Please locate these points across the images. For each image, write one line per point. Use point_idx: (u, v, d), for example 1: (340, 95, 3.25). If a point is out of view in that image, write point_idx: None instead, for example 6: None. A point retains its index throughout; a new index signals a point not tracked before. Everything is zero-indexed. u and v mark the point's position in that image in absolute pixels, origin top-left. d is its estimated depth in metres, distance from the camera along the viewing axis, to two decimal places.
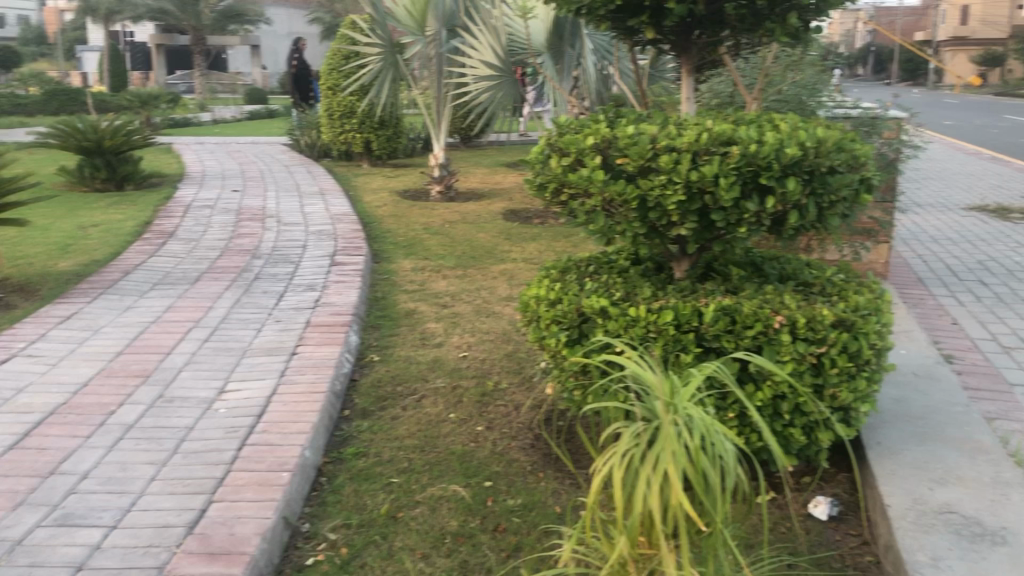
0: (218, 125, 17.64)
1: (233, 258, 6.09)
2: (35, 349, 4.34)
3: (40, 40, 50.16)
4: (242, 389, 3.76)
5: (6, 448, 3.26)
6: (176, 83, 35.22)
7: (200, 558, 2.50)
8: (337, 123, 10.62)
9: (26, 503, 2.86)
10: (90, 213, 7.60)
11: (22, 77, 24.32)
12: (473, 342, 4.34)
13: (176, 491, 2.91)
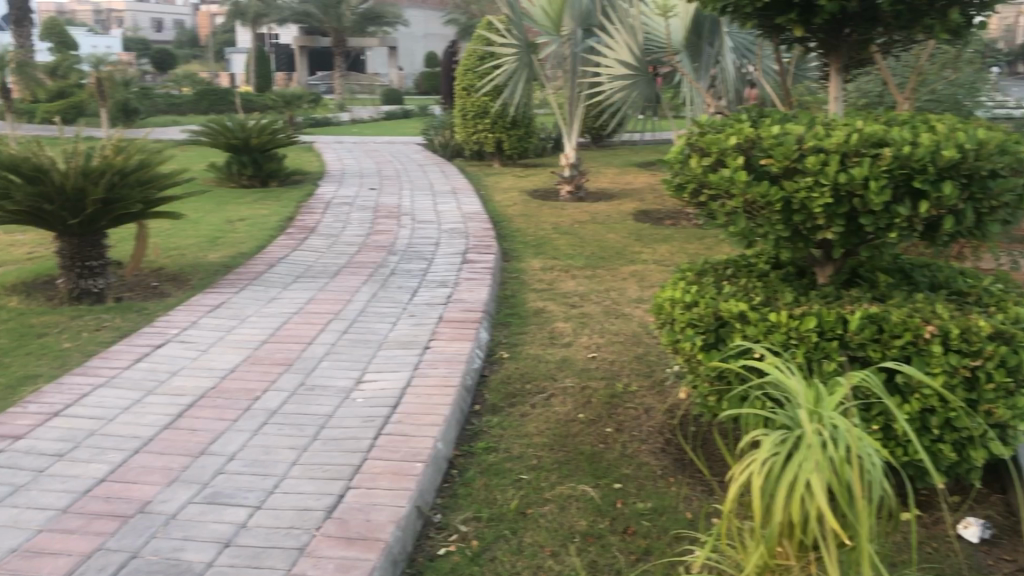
0: (356, 125, 18.26)
1: (370, 254, 6.28)
2: (188, 335, 4.60)
3: (194, 42, 53.19)
4: (378, 380, 3.87)
5: (162, 427, 3.47)
6: (317, 84, 36.57)
7: (338, 542, 2.60)
8: (471, 123, 10.80)
9: (179, 480, 3.03)
10: (236, 207, 7.98)
11: (176, 78, 25.77)
12: (603, 343, 4.33)
13: (316, 476, 3.03)
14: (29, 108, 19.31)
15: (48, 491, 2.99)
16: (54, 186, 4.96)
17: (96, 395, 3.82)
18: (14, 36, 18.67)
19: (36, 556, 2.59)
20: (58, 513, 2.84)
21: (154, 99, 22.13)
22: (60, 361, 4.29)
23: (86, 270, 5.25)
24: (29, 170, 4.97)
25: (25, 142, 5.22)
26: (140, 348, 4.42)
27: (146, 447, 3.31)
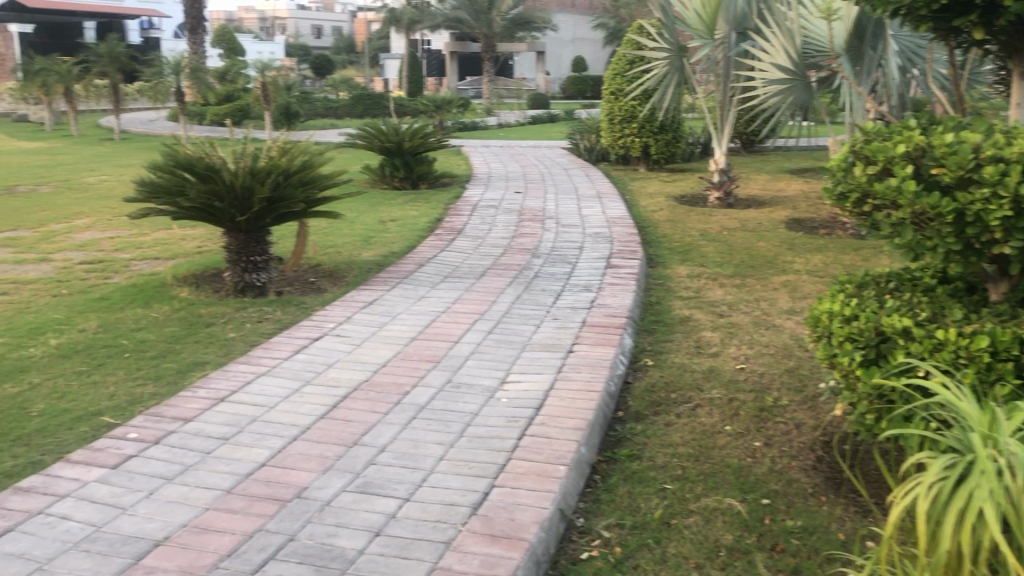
0: (504, 129, 18.54)
1: (516, 256, 6.36)
2: (342, 329, 4.80)
3: (350, 49, 55.44)
4: (523, 381, 3.92)
5: (318, 417, 3.64)
6: (466, 89, 37.35)
7: (483, 539, 2.65)
8: (617, 128, 10.76)
9: (333, 468, 3.17)
10: (388, 208, 8.26)
11: (334, 82, 26.90)
12: (751, 355, 4.23)
13: (462, 472, 3.10)
14: (200, 111, 20.58)
15: (214, 472, 3.18)
16: (224, 185, 5.29)
17: (258, 383, 4.04)
18: (189, 44, 19.96)
19: (203, 532, 2.76)
20: (223, 493, 3.02)
21: (314, 103, 23.13)
22: (226, 349, 4.55)
23: (251, 265, 5.56)
24: (202, 170, 5.33)
25: (200, 143, 5.61)
26: (299, 340, 4.64)
27: (303, 434, 3.47)
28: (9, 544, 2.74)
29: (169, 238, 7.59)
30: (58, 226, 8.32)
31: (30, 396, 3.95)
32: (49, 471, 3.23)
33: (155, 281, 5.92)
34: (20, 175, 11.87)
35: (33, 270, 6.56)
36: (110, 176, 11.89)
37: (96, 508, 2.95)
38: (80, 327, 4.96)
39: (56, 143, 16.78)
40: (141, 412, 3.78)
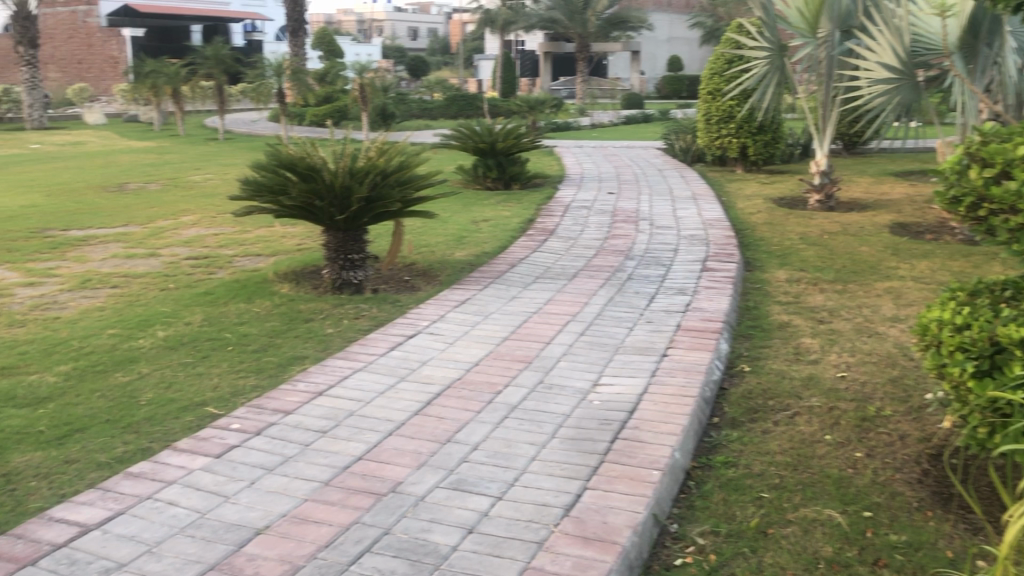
0: (597, 129, 18.46)
1: (609, 258, 6.33)
2: (436, 328, 4.86)
3: (445, 50, 56.13)
4: (616, 384, 3.90)
5: (413, 413, 3.69)
6: (559, 89, 37.36)
7: (576, 541, 2.64)
8: (714, 128, 10.59)
9: (428, 464, 3.21)
10: (482, 209, 8.32)
11: (429, 83, 27.23)
12: (853, 363, 4.11)
13: (555, 473, 3.10)
14: (299, 111, 21.10)
15: (313, 464, 3.26)
16: (325, 184, 5.42)
17: (355, 379, 4.12)
18: (290, 46, 20.50)
19: (302, 523, 2.83)
20: (321, 485, 3.09)
21: (409, 104, 23.47)
22: (324, 344, 4.67)
23: (348, 263, 5.68)
24: (304, 169, 5.48)
25: (302, 143, 5.77)
26: (394, 337, 4.71)
27: (398, 430, 3.53)
28: (120, 526, 2.87)
29: (270, 236, 7.82)
30: (166, 222, 8.66)
31: (140, 385, 4.13)
32: (158, 458, 3.37)
33: (257, 277, 6.10)
34: (130, 174, 12.38)
35: (142, 264, 6.84)
36: (214, 174, 12.30)
37: (201, 495, 3.06)
38: (186, 320, 5.15)
39: (164, 142, 17.45)
40: (243, 403, 3.90)
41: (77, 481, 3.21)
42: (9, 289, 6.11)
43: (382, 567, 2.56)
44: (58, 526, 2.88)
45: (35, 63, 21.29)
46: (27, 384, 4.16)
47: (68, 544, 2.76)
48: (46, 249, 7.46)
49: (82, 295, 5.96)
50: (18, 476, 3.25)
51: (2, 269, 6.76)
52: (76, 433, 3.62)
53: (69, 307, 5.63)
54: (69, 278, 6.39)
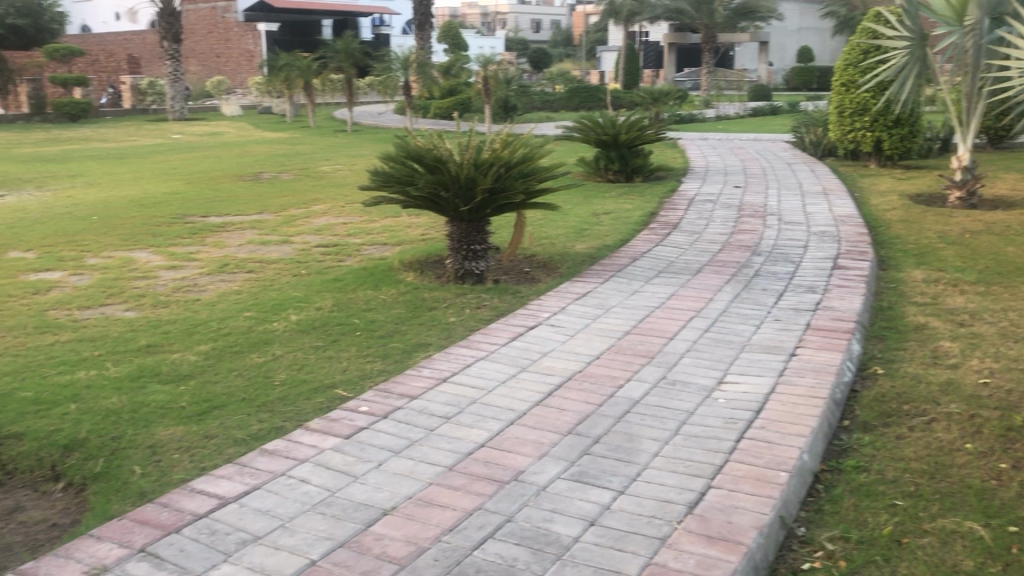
0: (722, 122, 18.13)
1: (734, 253, 6.20)
2: (558, 320, 4.88)
3: (567, 42, 56.19)
4: (742, 382, 3.82)
5: (534, 403, 3.72)
6: (683, 81, 36.80)
7: (700, 539, 2.61)
8: (847, 121, 10.22)
9: (549, 455, 3.23)
10: (603, 201, 8.29)
11: (552, 75, 27.28)
12: (997, 369, 3.90)
13: (677, 470, 3.06)
14: (424, 104, 21.54)
15: (437, 449, 3.33)
16: (450, 175, 5.51)
17: (478, 367, 4.18)
18: (417, 39, 20.90)
19: (427, 506, 2.90)
20: (445, 470, 3.15)
21: (532, 96, 23.55)
22: (447, 332, 4.75)
23: (471, 253, 5.76)
24: (431, 161, 5.59)
25: (430, 135, 5.87)
26: (516, 328, 4.76)
27: (520, 419, 3.56)
28: (257, 501, 3.00)
29: (395, 225, 8.01)
30: (298, 211, 8.99)
31: (273, 366, 4.31)
32: (290, 437, 3.51)
33: (383, 266, 6.26)
34: (265, 163, 12.90)
35: (276, 251, 7.13)
36: (343, 165, 12.69)
37: (331, 474, 3.17)
38: (317, 305, 5.34)
39: (295, 134, 18.08)
40: (371, 387, 4.02)
41: (216, 455, 3.38)
42: (154, 272, 6.47)
43: (505, 554, 2.59)
44: (200, 497, 3.04)
45: (179, 58, 22.40)
46: (171, 362, 4.40)
47: (209, 515, 2.91)
48: (187, 234, 7.86)
49: (220, 279, 6.25)
50: (163, 448, 3.44)
51: (148, 253, 7.17)
52: (215, 410, 3.80)
53: (208, 290, 5.93)
54: (208, 263, 6.72)
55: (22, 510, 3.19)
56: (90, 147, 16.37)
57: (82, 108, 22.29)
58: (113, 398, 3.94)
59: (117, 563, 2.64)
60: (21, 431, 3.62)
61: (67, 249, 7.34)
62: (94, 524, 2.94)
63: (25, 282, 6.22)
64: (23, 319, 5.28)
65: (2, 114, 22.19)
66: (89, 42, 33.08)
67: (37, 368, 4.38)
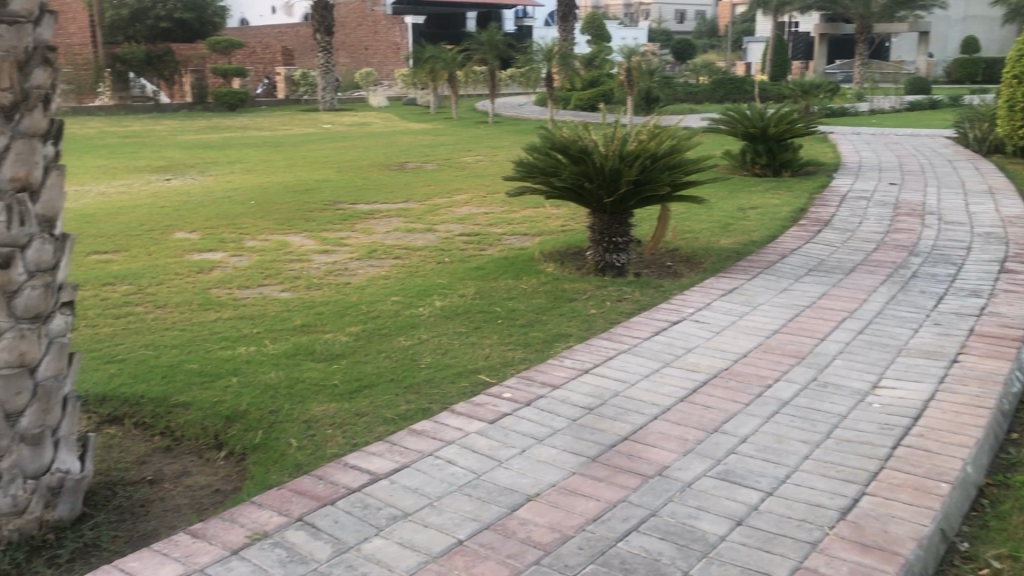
0: (877, 116, 17.32)
1: (890, 253, 5.94)
2: (702, 316, 4.81)
3: (713, 34, 55.41)
4: (899, 387, 3.66)
5: (678, 399, 3.68)
6: (835, 72, 35.40)
7: (853, 546, 2.53)
8: (1018, 116, 9.60)
9: (695, 452, 3.19)
10: (749, 196, 8.09)
11: (696, 67, 26.75)
12: None
13: (830, 474, 2.97)
14: (566, 96, 21.58)
15: (579, 439, 3.35)
16: (595, 166, 5.51)
17: (620, 360, 4.17)
18: (560, 31, 20.92)
19: (571, 495, 2.92)
20: (588, 460, 3.16)
21: (675, 89, 23.21)
22: (588, 324, 4.76)
23: (612, 246, 5.72)
24: (576, 152, 5.61)
25: (575, 126, 5.89)
26: (659, 322, 4.72)
27: (664, 414, 3.54)
28: (405, 478, 3.10)
29: (536, 216, 8.07)
30: (441, 200, 9.18)
31: (419, 349, 4.43)
32: (438, 418, 3.61)
33: (525, 256, 6.32)
34: (410, 153, 13.23)
35: (421, 238, 7.32)
36: (485, 156, 12.87)
37: (477, 457, 3.24)
38: (460, 292, 5.45)
39: (439, 125, 18.45)
40: (514, 374, 4.08)
41: (367, 433, 3.50)
42: (308, 256, 6.75)
43: (650, 548, 2.58)
44: (353, 472, 3.16)
45: (330, 49, 23.20)
46: (323, 342, 4.59)
47: (361, 489, 3.03)
48: (337, 220, 8.15)
49: (368, 264, 6.46)
50: (317, 423, 3.60)
51: (302, 237, 7.48)
52: (365, 388, 3.95)
53: (357, 275, 6.14)
54: (357, 248, 6.96)
55: (189, 474, 3.41)
56: (247, 135, 17.18)
57: (240, 98, 23.42)
58: (271, 373, 4.15)
59: (277, 530, 2.78)
60: (188, 401, 3.85)
61: (227, 232, 7.74)
62: (255, 492, 3.10)
63: (189, 261, 6.61)
64: (188, 296, 5.61)
65: (168, 103, 23.61)
66: (246, 34, 34.56)
67: (202, 342, 4.65)
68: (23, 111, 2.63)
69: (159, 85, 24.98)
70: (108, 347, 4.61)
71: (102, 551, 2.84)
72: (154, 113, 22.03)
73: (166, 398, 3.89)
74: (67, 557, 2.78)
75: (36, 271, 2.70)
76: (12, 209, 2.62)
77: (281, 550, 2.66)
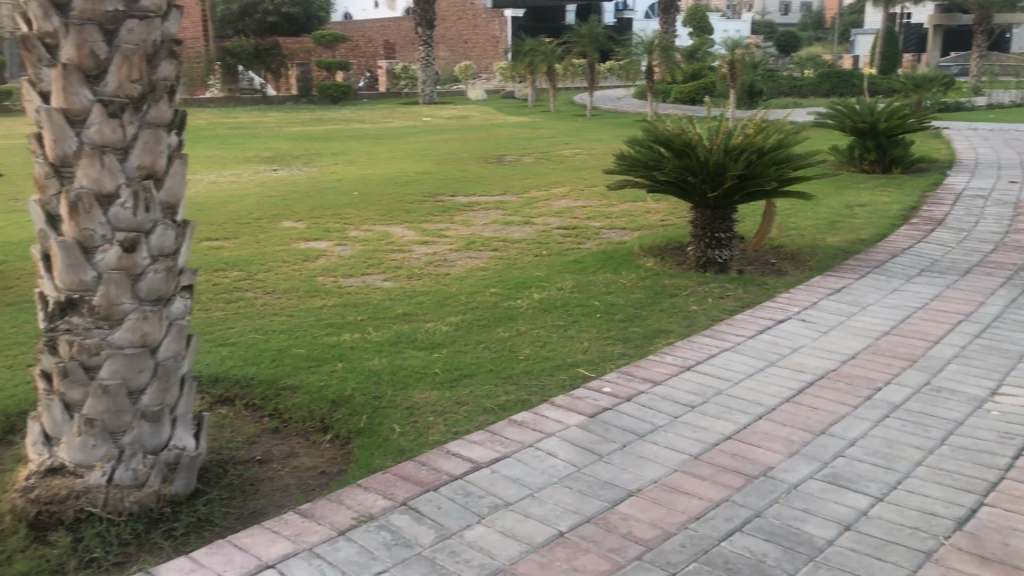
0: (994, 110, 16.59)
1: (1009, 255, 5.68)
2: (808, 315, 4.69)
3: (818, 26, 54.05)
4: (1020, 396, 3.50)
5: (784, 399, 3.60)
6: (949, 65, 34.01)
7: (971, 558, 2.44)
8: None
9: (801, 453, 3.12)
10: (857, 193, 7.85)
11: (801, 60, 26.06)
12: None
13: (944, 482, 2.86)
14: (666, 88, 21.36)
15: (681, 436, 3.31)
16: (698, 160, 5.44)
17: (723, 358, 4.11)
18: (661, 23, 20.67)
19: (673, 492, 2.89)
20: (691, 458, 3.13)
21: (779, 82, 22.69)
22: (689, 321, 4.70)
23: (715, 242, 5.63)
24: (679, 145, 5.58)
25: (679, 120, 5.83)
26: (763, 320, 4.63)
27: (769, 414, 3.47)
28: (507, 468, 3.12)
29: (635, 210, 8.01)
30: (539, 193, 9.20)
31: (518, 341, 4.46)
32: (538, 410, 3.62)
33: (624, 250, 6.28)
34: (508, 146, 13.28)
35: (519, 231, 7.35)
36: (583, 149, 12.83)
37: (578, 450, 3.24)
38: (559, 285, 5.46)
39: (536, 118, 18.46)
40: (614, 368, 4.06)
41: (467, 421, 3.55)
42: (409, 246, 6.86)
43: (755, 549, 2.54)
44: (455, 460, 3.21)
45: (430, 43, 23.48)
46: (424, 330, 4.67)
47: (463, 477, 3.07)
48: (437, 212, 8.26)
49: (468, 256, 6.53)
50: (419, 410, 3.66)
51: (402, 228, 7.62)
52: (465, 377, 4.00)
53: (456, 266, 6.22)
54: (457, 240, 7.04)
55: (296, 455, 3.52)
56: (350, 127, 17.57)
57: (343, 91, 23.95)
58: (374, 360, 4.24)
59: (382, 513, 2.84)
60: (296, 384, 3.98)
61: (332, 221, 7.94)
62: (359, 475, 3.18)
63: (296, 249, 6.81)
64: (295, 283, 5.78)
65: (275, 95, 24.35)
66: (349, 27, 35.21)
67: (308, 328, 4.78)
68: (151, 102, 2.74)
69: (266, 78, 25.78)
70: (221, 330, 4.78)
71: (215, 526, 2.96)
72: (261, 105, 22.72)
73: (275, 381, 4.02)
74: (183, 530, 2.90)
75: (159, 255, 2.81)
76: (139, 196, 2.73)
77: (386, 533, 2.72)
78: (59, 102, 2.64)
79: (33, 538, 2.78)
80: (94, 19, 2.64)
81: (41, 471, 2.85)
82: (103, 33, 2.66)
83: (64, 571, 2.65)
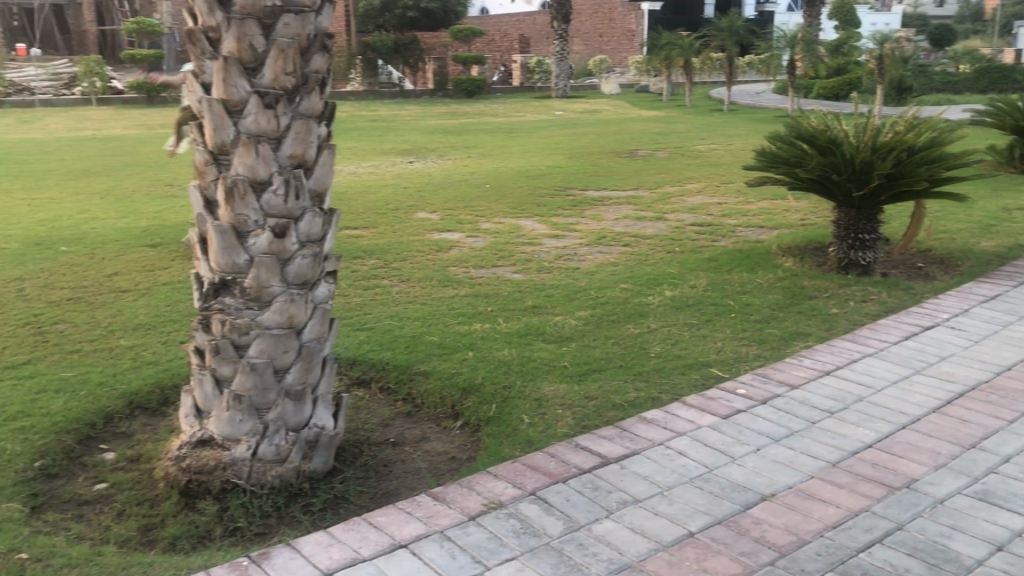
0: None
1: None
2: (959, 322, 4.45)
3: (976, 18, 51.11)
4: None
5: (930, 409, 3.44)
6: None
7: None
8: None
9: (947, 467, 2.97)
10: (1016, 195, 7.39)
11: (956, 54, 24.74)
12: None
13: None
14: (808, 84, 20.69)
15: (819, 442, 3.21)
16: (843, 159, 5.25)
17: (864, 364, 3.95)
18: (806, 16, 19.97)
19: (809, 499, 2.81)
20: (828, 465, 3.03)
21: (930, 77, 21.62)
22: (829, 324, 4.54)
23: (858, 243, 5.40)
24: (824, 143, 5.38)
25: (824, 115, 5.63)
26: (908, 327, 4.42)
27: (914, 425, 3.32)
28: (636, 465, 3.10)
29: (772, 209, 7.79)
30: (672, 189, 9.08)
31: (649, 338, 4.41)
32: (668, 408, 3.58)
33: (760, 249, 6.12)
34: (642, 141, 13.15)
35: (651, 227, 7.26)
36: (718, 145, 12.57)
37: (709, 451, 3.19)
38: (692, 283, 5.37)
39: (671, 113, 18.19)
40: (747, 370, 3.98)
41: (596, 416, 3.54)
42: (539, 239, 6.90)
43: (896, 563, 2.44)
44: (583, 453, 3.21)
45: (565, 37, 23.47)
46: (554, 323, 4.69)
47: (592, 470, 3.07)
48: (568, 206, 8.26)
49: (598, 250, 6.51)
50: (548, 402, 3.69)
51: (533, 221, 7.66)
52: (593, 372, 4.00)
53: (586, 260, 6.21)
54: (588, 234, 7.03)
55: (427, 439, 3.59)
56: (483, 121, 17.81)
57: (478, 85, 24.23)
58: (505, 350, 4.29)
59: (511, 501, 2.87)
60: (429, 370, 4.07)
61: (465, 214, 8.06)
62: (489, 463, 3.22)
63: (430, 240, 6.95)
64: (429, 272, 5.90)
65: (412, 89, 24.88)
66: (486, 21, 35.49)
67: (441, 316, 4.88)
68: (303, 94, 2.86)
69: (404, 72, 26.40)
70: (359, 316, 4.94)
71: (350, 503, 3.06)
72: (399, 99, 23.29)
73: (409, 367, 4.13)
74: (320, 506, 3.02)
75: (306, 242, 2.93)
76: (290, 184, 2.86)
77: (515, 521, 2.75)
78: (220, 93, 2.78)
79: (184, 504, 2.96)
80: (254, 14, 2.76)
81: (191, 442, 3.02)
82: (261, 28, 2.78)
83: (211, 537, 2.81)
